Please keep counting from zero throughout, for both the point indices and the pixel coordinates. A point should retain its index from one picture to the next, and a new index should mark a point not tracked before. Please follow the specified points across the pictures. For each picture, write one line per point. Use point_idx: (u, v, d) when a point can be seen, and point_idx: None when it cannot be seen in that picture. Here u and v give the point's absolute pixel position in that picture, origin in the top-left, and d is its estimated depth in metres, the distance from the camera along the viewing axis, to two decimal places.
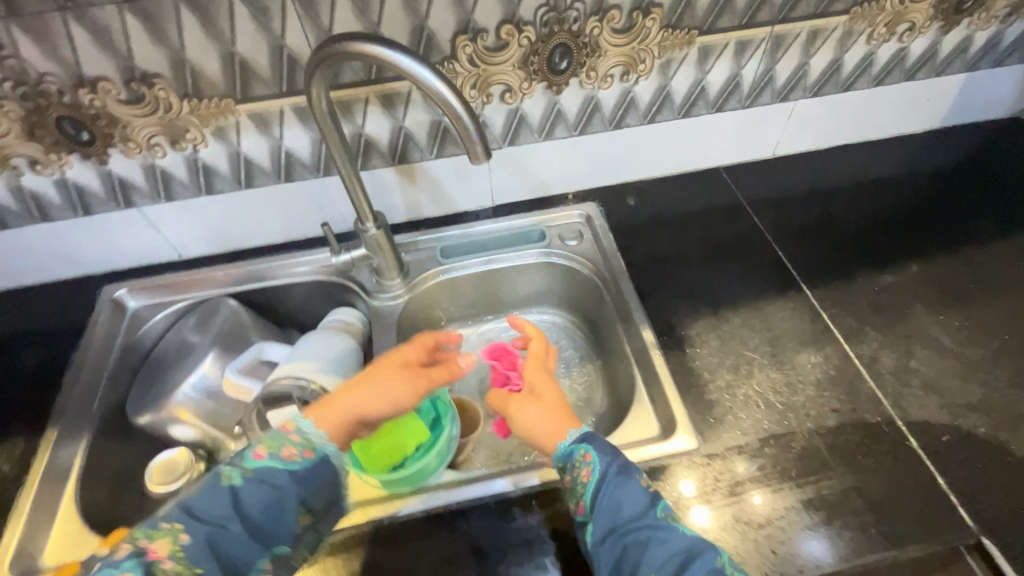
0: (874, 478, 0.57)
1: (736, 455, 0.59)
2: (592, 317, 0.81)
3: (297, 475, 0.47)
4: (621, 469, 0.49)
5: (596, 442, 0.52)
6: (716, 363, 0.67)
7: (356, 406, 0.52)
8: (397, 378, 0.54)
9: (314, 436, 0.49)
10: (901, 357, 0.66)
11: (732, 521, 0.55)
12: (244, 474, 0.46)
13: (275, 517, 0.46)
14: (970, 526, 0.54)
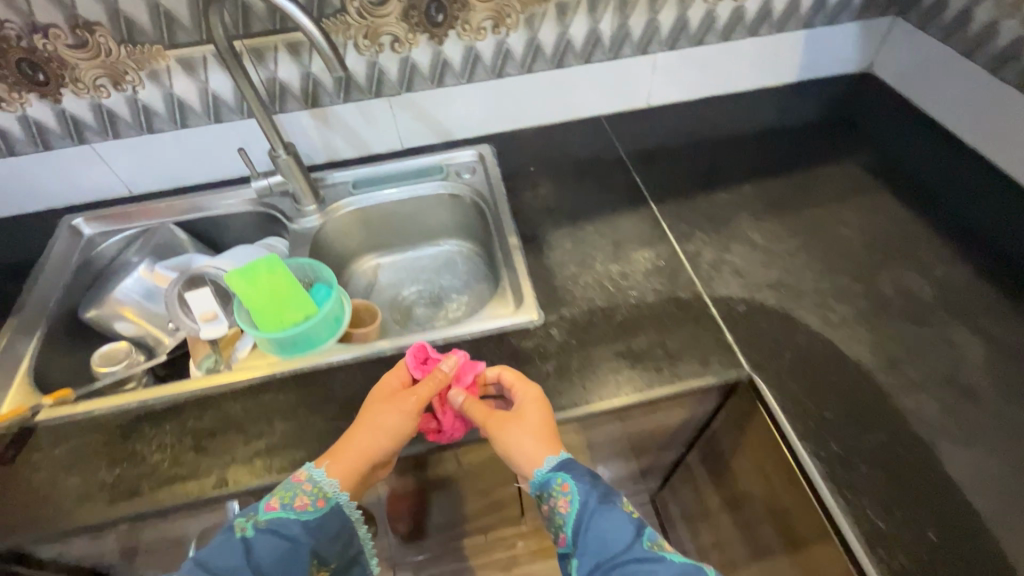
0: (675, 336, 0.70)
1: (569, 322, 0.72)
2: (484, 240, 0.95)
3: (309, 523, 0.56)
4: (600, 499, 0.57)
5: (574, 470, 0.60)
6: (566, 260, 0.80)
7: (367, 456, 0.59)
8: (388, 412, 0.61)
9: (323, 484, 0.57)
10: (720, 252, 0.79)
11: (555, 367, 0.68)
12: (257, 527, 0.54)
13: (292, 565, 0.54)
14: (744, 366, 0.67)
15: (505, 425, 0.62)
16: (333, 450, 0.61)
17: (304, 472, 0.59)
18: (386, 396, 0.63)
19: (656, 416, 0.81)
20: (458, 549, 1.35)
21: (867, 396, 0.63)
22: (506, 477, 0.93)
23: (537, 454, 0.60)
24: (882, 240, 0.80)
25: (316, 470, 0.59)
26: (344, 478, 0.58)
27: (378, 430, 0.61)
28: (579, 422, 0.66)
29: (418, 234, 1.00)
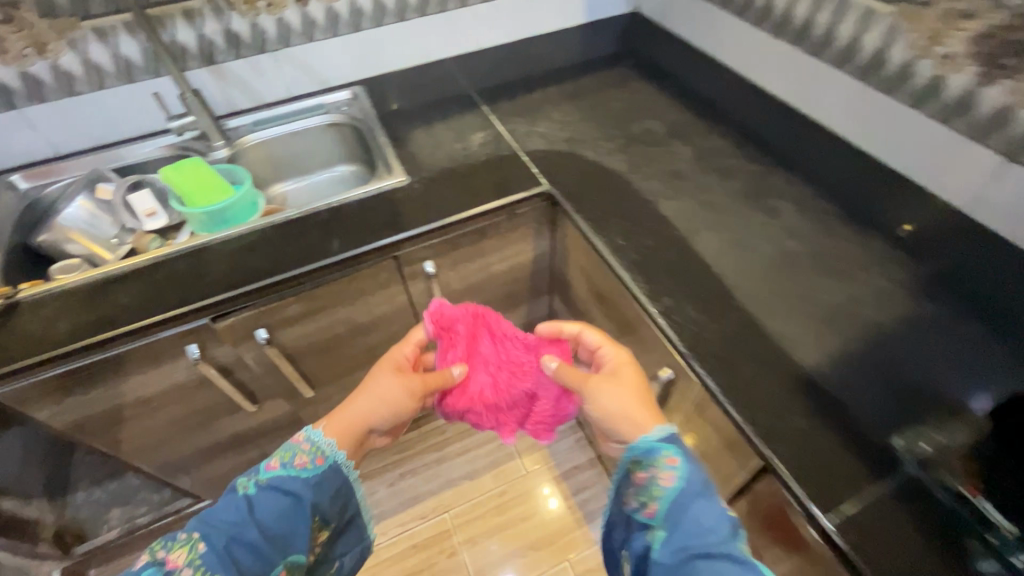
0: (500, 176, 1.02)
1: (428, 180, 1.03)
2: (366, 156, 1.23)
3: (308, 477, 0.72)
4: (705, 485, 0.64)
5: (677, 448, 0.67)
6: (424, 146, 1.10)
7: (362, 419, 0.81)
8: (392, 386, 0.82)
9: (319, 444, 0.75)
10: (530, 127, 1.13)
11: (419, 205, 0.98)
12: (257, 484, 0.69)
13: (289, 521, 0.68)
14: (544, 184, 1.00)
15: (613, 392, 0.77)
16: (331, 414, 0.80)
17: (302, 435, 0.76)
18: (395, 371, 0.84)
19: (508, 250, 1.13)
20: (397, 441, 1.60)
21: (620, 186, 0.98)
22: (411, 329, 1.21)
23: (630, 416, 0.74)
24: (638, 106, 1.17)
25: (313, 432, 0.76)
26: (338, 434, 0.77)
27: (377, 400, 0.82)
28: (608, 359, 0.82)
29: (312, 165, 1.26)
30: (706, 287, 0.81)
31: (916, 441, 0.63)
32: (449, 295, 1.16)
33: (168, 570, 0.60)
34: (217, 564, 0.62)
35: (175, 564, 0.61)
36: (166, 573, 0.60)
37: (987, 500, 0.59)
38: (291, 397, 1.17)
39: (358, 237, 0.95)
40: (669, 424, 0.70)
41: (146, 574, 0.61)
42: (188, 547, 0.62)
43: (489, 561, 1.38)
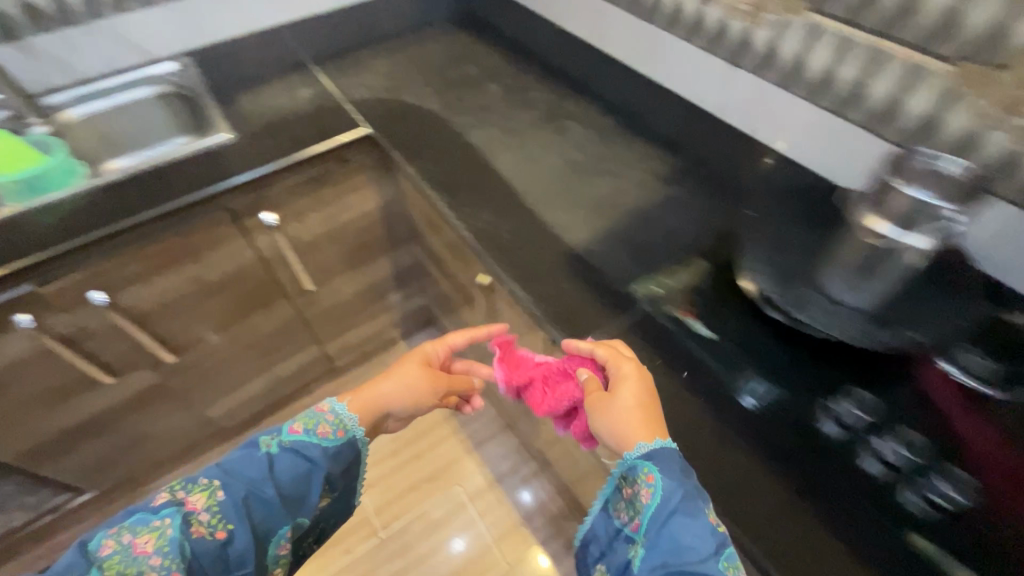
0: (327, 126, 1.11)
1: (256, 137, 1.09)
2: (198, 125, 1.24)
3: (327, 448, 0.70)
4: (689, 495, 0.55)
5: (661, 460, 0.57)
6: (253, 108, 1.16)
7: (385, 400, 0.79)
8: (417, 378, 0.81)
9: (343, 418, 0.73)
10: (357, 82, 1.21)
11: (248, 158, 1.05)
12: (281, 445, 0.68)
13: (303, 486, 0.67)
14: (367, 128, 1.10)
15: (623, 397, 0.63)
16: (356, 390, 0.79)
17: (326, 405, 0.74)
18: (422, 364, 0.83)
19: (351, 198, 1.21)
20: (289, 410, 1.63)
21: (435, 122, 1.09)
22: (272, 287, 1.26)
23: (638, 428, 0.61)
24: (458, 56, 1.28)
25: (337, 405, 0.74)
26: (357, 411, 0.76)
27: (399, 389, 0.80)
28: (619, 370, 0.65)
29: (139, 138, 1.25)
30: (500, 196, 0.93)
31: (650, 284, 0.79)
32: (301, 247, 1.22)
33: (186, 513, 0.60)
34: (234, 516, 0.61)
35: (193, 509, 0.60)
36: (184, 515, 0.59)
37: (694, 317, 0.74)
38: (154, 366, 1.19)
39: (187, 189, 1.00)
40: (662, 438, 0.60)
41: (164, 512, 0.59)
42: (208, 493, 0.61)
43: (387, 500, 1.47)
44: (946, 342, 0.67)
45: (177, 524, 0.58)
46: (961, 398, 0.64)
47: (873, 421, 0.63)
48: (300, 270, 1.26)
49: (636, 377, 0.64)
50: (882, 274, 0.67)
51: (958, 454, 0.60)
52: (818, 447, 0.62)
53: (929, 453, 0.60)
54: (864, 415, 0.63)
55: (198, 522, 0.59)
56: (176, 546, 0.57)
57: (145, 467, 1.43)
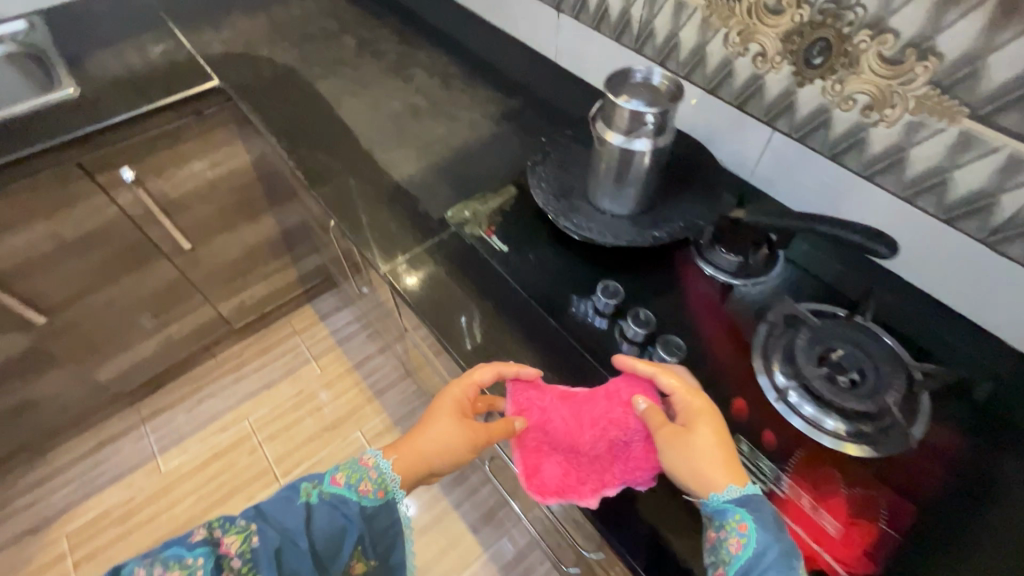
0: (179, 81, 1.13)
1: (105, 92, 1.11)
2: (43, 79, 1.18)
3: (366, 509, 0.63)
4: (786, 552, 0.50)
5: (756, 509, 0.53)
6: (104, 65, 1.16)
7: (425, 457, 0.67)
8: (455, 433, 0.67)
9: (387, 475, 0.65)
10: (214, 38, 1.23)
11: (95, 113, 1.07)
12: (321, 495, 0.61)
13: (335, 545, 0.59)
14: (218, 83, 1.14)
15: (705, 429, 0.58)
16: (396, 444, 0.68)
17: (371, 459, 0.66)
18: (459, 417, 0.68)
19: (216, 153, 1.24)
20: (192, 373, 1.66)
21: (287, 75, 1.13)
22: (146, 245, 1.28)
23: (719, 463, 0.56)
24: (319, 10, 1.31)
25: (382, 460, 0.66)
26: (404, 472, 0.66)
27: (436, 442, 0.67)
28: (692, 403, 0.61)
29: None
30: (338, 139, 0.99)
31: (462, 210, 0.86)
32: (170, 205, 1.25)
33: (219, 557, 0.53)
34: (267, 567, 0.54)
35: (227, 552, 0.54)
36: (216, 558, 0.53)
37: (494, 235, 0.82)
38: (26, 328, 1.20)
39: (29, 146, 1.01)
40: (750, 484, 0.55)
41: (199, 551, 0.53)
42: (243, 537, 0.55)
43: (287, 449, 1.52)
44: (704, 245, 0.79)
45: (207, 567, 0.52)
46: (708, 291, 0.77)
47: (619, 302, 0.73)
48: (173, 228, 1.28)
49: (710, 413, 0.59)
50: (642, 177, 0.71)
51: (688, 334, 0.73)
52: (574, 330, 0.73)
53: (655, 324, 0.70)
54: (610, 300, 0.72)
55: (230, 568, 0.53)
56: None
57: (39, 435, 1.43)
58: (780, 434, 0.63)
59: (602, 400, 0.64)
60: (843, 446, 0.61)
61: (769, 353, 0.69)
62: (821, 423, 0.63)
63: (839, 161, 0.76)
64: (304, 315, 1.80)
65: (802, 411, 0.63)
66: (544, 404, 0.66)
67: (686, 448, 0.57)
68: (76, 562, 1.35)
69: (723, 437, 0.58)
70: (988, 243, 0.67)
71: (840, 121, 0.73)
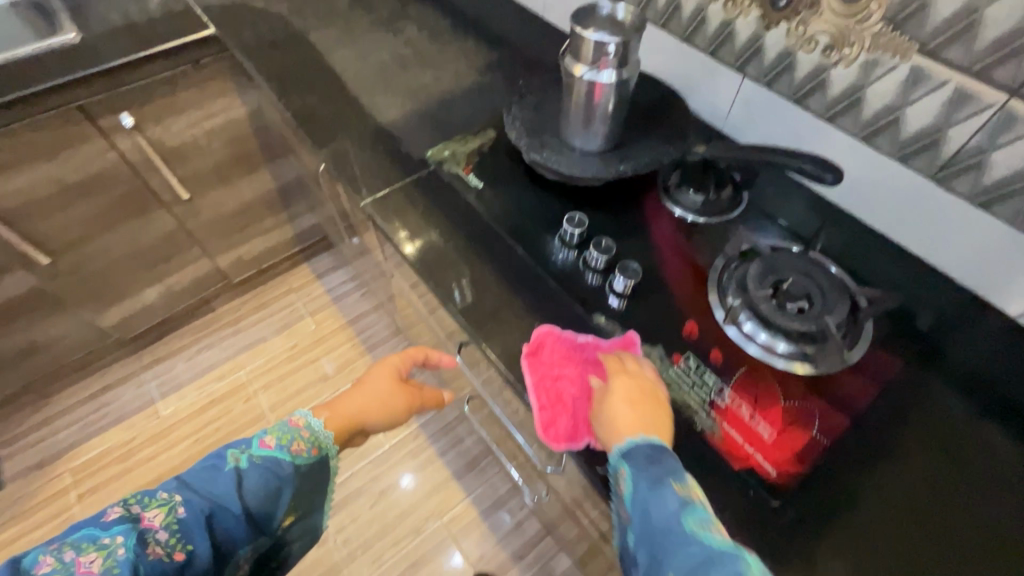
0: (176, 29, 1.17)
1: (104, 39, 1.14)
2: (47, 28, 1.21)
3: (300, 467, 0.61)
4: (655, 479, 0.49)
5: (633, 457, 0.52)
6: (104, 13, 1.20)
7: (360, 414, 0.69)
8: (387, 392, 0.73)
9: (319, 433, 0.64)
10: None
11: (95, 57, 1.11)
12: (250, 459, 0.59)
13: (269, 505, 0.58)
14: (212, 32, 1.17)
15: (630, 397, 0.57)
16: (328, 404, 0.68)
17: (302, 420, 0.64)
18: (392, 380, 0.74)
19: (212, 104, 1.28)
20: (191, 325, 1.72)
21: (280, 25, 1.16)
22: (145, 192, 1.32)
23: (631, 424, 0.54)
24: None
25: (313, 420, 0.65)
26: (336, 430, 0.66)
27: (370, 399, 0.71)
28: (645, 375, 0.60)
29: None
30: (327, 84, 1.02)
31: (441, 150, 0.90)
32: (168, 154, 1.29)
33: (141, 533, 0.51)
34: (197, 536, 0.52)
35: (152, 526, 0.51)
36: (139, 535, 0.50)
37: (471, 173, 0.86)
38: (31, 267, 1.25)
39: (29, 86, 1.05)
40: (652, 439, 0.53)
41: (116, 529, 0.50)
42: (167, 509, 0.52)
43: (281, 398, 1.58)
44: (671, 186, 0.82)
45: (128, 545, 0.49)
46: (671, 227, 0.80)
47: (585, 232, 0.77)
48: (172, 176, 1.33)
49: (640, 379, 0.59)
50: (608, 113, 0.74)
51: (650, 265, 0.76)
52: (539, 259, 0.77)
53: (615, 252, 0.74)
54: (577, 229, 0.75)
55: (156, 543, 0.51)
56: (127, 570, 0.48)
57: (44, 375, 1.50)
58: (729, 354, 0.67)
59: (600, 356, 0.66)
60: (792, 366, 0.65)
61: (724, 287, 0.72)
62: (774, 350, 0.66)
63: (802, 104, 0.78)
64: (300, 273, 1.84)
65: (758, 340, 0.67)
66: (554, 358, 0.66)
67: (617, 408, 0.56)
68: (79, 495, 1.42)
69: (647, 398, 0.57)
70: (938, 178, 0.70)
71: (803, 63, 0.76)
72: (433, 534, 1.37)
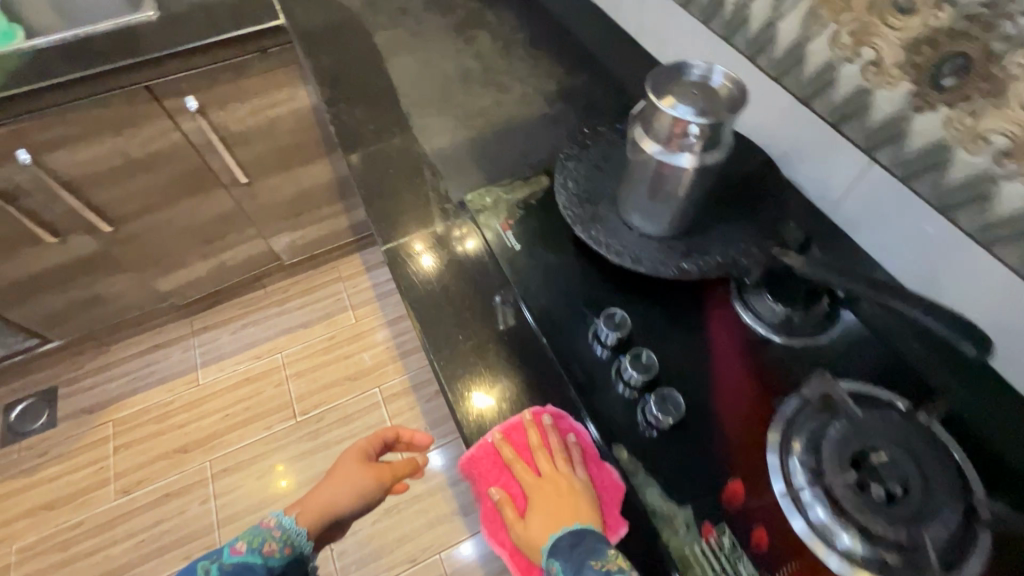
0: (247, 13, 1.12)
1: (178, 17, 1.11)
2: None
3: (273, 568, 0.63)
4: (576, 562, 0.51)
5: (556, 550, 0.53)
6: None
7: (330, 504, 0.68)
8: (357, 475, 0.70)
9: (289, 532, 0.65)
10: None
11: (165, 37, 1.08)
12: (221, 567, 0.62)
13: None
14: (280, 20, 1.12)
15: (542, 508, 0.55)
16: (299, 499, 0.69)
17: (273, 519, 0.66)
18: (362, 463, 0.72)
19: (277, 93, 1.25)
20: (242, 298, 1.75)
21: (348, 19, 1.08)
22: (205, 171, 1.32)
23: (540, 536, 0.54)
24: None
25: (284, 518, 0.66)
26: (307, 526, 0.66)
27: (340, 487, 0.69)
28: (544, 474, 0.56)
29: (80, 7, 1.25)
30: (380, 97, 0.93)
31: (484, 195, 0.78)
32: (230, 137, 1.28)
33: None
34: None
35: None
36: None
37: (511, 232, 0.74)
38: (94, 232, 1.30)
39: (100, 60, 1.03)
40: (562, 532, 0.54)
41: None
42: None
43: (310, 389, 1.58)
44: (747, 285, 0.66)
45: None
46: (738, 343, 0.64)
47: (625, 334, 0.63)
48: (232, 160, 1.32)
49: (551, 482, 0.56)
50: (678, 195, 0.60)
51: (698, 388, 0.61)
52: (567, 357, 0.64)
53: (655, 372, 0.60)
54: (616, 330, 0.62)
55: None
56: None
57: (105, 326, 1.59)
58: (774, 529, 0.53)
59: (538, 440, 0.58)
60: (851, 568, 0.50)
61: (791, 430, 0.57)
62: (832, 537, 0.51)
63: (948, 216, 0.59)
64: (351, 262, 1.83)
65: (811, 514, 0.52)
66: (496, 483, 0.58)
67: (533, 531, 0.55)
68: (116, 447, 1.50)
69: (562, 503, 0.55)
70: None
71: (962, 165, 0.56)
72: (429, 566, 1.32)
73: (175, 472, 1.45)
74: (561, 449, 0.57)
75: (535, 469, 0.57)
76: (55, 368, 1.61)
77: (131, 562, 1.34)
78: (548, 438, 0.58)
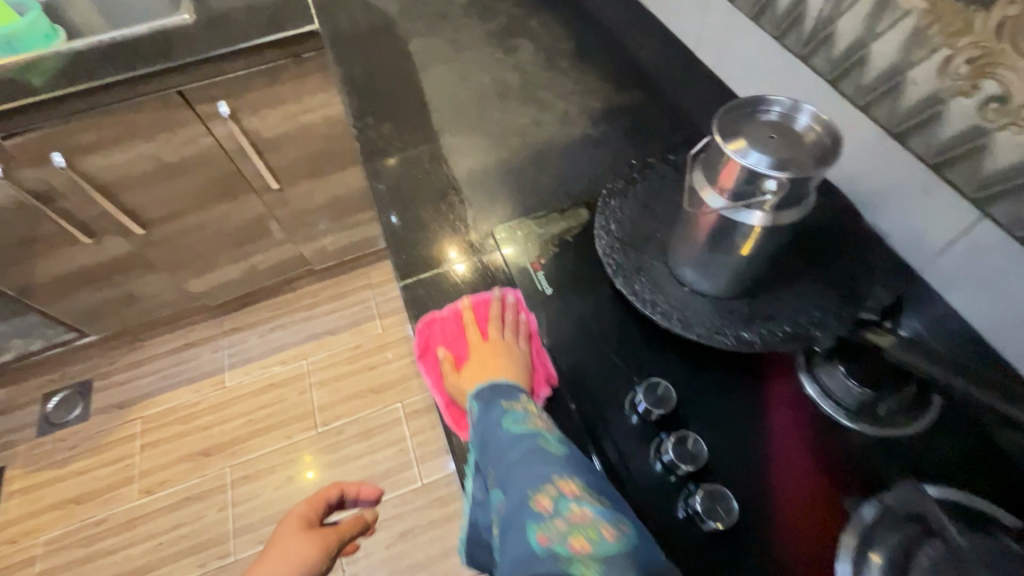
0: (282, 17, 1.08)
1: (212, 20, 1.08)
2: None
3: None
4: (491, 404, 0.53)
5: (478, 395, 0.54)
6: None
7: None
8: (298, 546, 0.63)
9: None
10: None
11: (198, 40, 1.04)
12: None
13: None
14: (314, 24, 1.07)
15: (478, 362, 0.57)
16: None
17: None
18: (301, 532, 0.65)
19: (310, 99, 1.21)
20: (271, 301, 1.74)
21: (384, 24, 1.02)
22: (237, 177, 1.30)
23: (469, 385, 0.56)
24: None
25: None
26: None
27: (279, 564, 0.61)
28: (491, 338, 0.59)
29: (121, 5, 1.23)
30: (411, 111, 0.87)
31: (513, 227, 0.70)
32: (261, 142, 1.25)
33: None
34: None
35: None
36: None
37: (541, 270, 0.66)
38: (127, 234, 1.29)
39: (133, 64, 1.01)
40: (489, 381, 0.55)
41: None
42: None
43: (332, 399, 1.55)
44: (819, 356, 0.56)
45: None
46: (802, 425, 0.55)
47: (669, 410, 0.54)
48: (263, 166, 1.29)
49: (493, 345, 0.58)
50: (742, 254, 0.51)
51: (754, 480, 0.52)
52: (599, 426, 0.56)
53: (705, 462, 0.51)
54: (658, 404, 0.54)
55: None
56: None
57: (139, 323, 1.60)
58: None
59: (493, 314, 0.61)
60: None
61: (871, 540, 0.47)
62: None
63: None
64: (381, 269, 1.79)
65: None
66: (443, 343, 0.61)
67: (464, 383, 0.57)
68: (142, 445, 1.51)
69: (499, 363, 0.57)
70: None
71: None
72: None
73: (196, 475, 1.45)
74: (510, 322, 0.60)
75: (483, 335, 0.59)
76: (91, 361, 1.64)
77: (149, 564, 1.34)
78: (502, 312, 0.61)
